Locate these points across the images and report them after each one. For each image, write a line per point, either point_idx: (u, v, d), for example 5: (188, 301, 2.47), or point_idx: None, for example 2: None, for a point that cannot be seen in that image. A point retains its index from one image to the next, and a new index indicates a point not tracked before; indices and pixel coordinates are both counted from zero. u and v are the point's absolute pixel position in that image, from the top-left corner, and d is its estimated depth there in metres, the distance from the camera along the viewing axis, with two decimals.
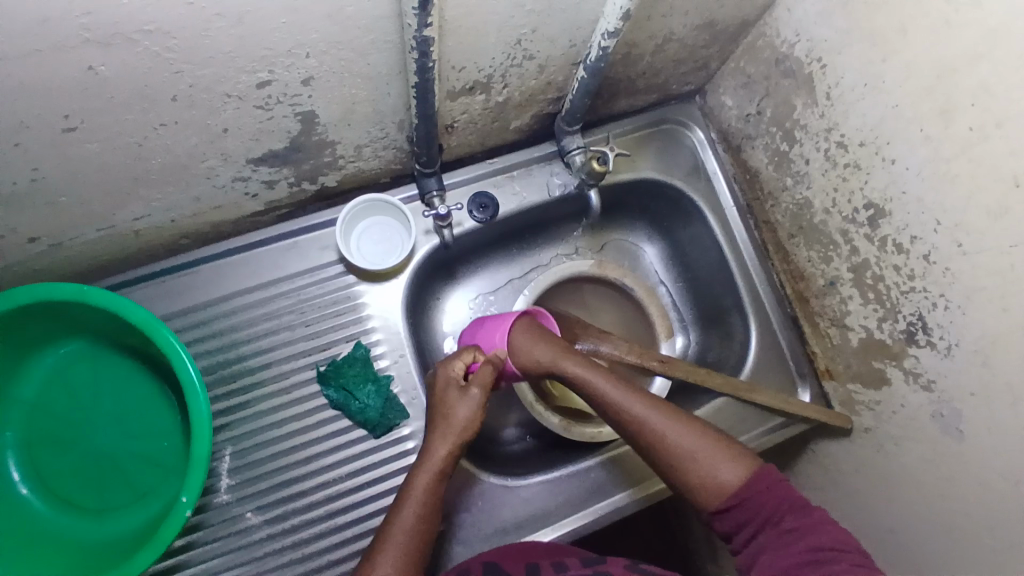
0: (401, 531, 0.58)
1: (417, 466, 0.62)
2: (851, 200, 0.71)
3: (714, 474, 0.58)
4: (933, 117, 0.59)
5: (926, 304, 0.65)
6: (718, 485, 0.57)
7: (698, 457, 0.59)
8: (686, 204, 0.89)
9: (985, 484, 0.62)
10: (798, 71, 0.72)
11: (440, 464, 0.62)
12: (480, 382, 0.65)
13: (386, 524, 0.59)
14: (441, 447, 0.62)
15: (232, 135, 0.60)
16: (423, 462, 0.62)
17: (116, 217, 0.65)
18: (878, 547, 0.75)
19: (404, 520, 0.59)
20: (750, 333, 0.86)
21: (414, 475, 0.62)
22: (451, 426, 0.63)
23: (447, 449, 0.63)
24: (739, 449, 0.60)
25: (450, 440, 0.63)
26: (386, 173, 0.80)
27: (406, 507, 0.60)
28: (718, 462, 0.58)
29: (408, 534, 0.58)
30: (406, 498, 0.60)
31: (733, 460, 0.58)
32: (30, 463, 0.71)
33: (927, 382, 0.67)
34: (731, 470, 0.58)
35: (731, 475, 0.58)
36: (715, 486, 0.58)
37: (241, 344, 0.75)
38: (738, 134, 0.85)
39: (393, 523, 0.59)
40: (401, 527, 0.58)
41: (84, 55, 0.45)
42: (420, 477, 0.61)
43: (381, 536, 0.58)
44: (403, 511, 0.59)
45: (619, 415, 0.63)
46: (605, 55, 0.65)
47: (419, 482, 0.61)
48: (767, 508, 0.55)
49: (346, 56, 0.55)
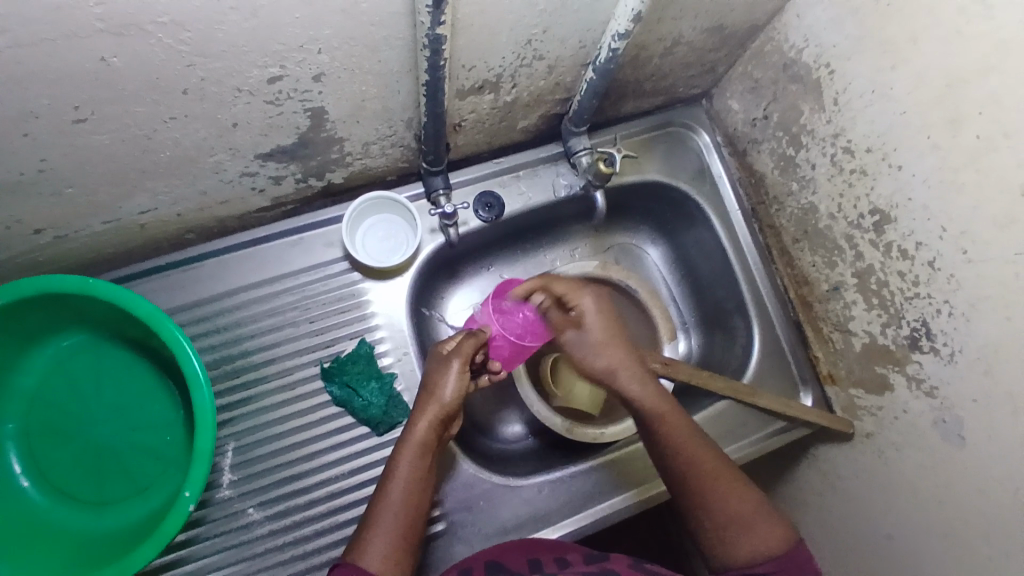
0: (391, 507, 0.57)
1: (403, 440, 0.61)
2: (857, 205, 0.71)
3: (739, 534, 0.57)
4: (941, 124, 0.59)
5: (930, 310, 0.65)
6: (739, 548, 0.56)
7: (729, 517, 0.58)
8: (691, 208, 0.90)
9: (985, 491, 0.62)
10: (806, 76, 0.72)
11: (423, 438, 0.61)
12: (461, 354, 0.65)
13: (376, 500, 0.59)
14: (425, 420, 0.62)
15: (241, 129, 0.60)
16: (410, 436, 0.61)
17: (122, 209, 0.65)
18: (877, 552, 0.75)
19: (390, 500, 0.58)
20: (752, 337, 0.86)
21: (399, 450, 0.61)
22: (435, 399, 0.63)
23: (428, 422, 0.62)
24: (769, 511, 0.59)
25: (433, 414, 0.62)
26: (392, 172, 0.80)
27: (394, 483, 0.59)
28: (746, 522, 0.57)
29: (398, 509, 0.57)
30: (394, 475, 0.59)
31: (764, 525, 0.57)
32: (30, 456, 0.71)
33: (929, 388, 0.67)
34: (768, 535, 0.57)
35: (759, 539, 0.56)
36: (743, 542, 0.56)
37: (245, 340, 0.75)
38: (745, 138, 0.85)
39: (384, 500, 0.58)
40: (392, 504, 0.58)
41: (97, 45, 0.45)
42: (405, 451, 0.60)
43: (371, 513, 0.58)
44: (392, 490, 0.58)
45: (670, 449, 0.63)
46: (614, 57, 0.65)
47: (405, 457, 0.60)
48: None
49: (358, 53, 0.55)
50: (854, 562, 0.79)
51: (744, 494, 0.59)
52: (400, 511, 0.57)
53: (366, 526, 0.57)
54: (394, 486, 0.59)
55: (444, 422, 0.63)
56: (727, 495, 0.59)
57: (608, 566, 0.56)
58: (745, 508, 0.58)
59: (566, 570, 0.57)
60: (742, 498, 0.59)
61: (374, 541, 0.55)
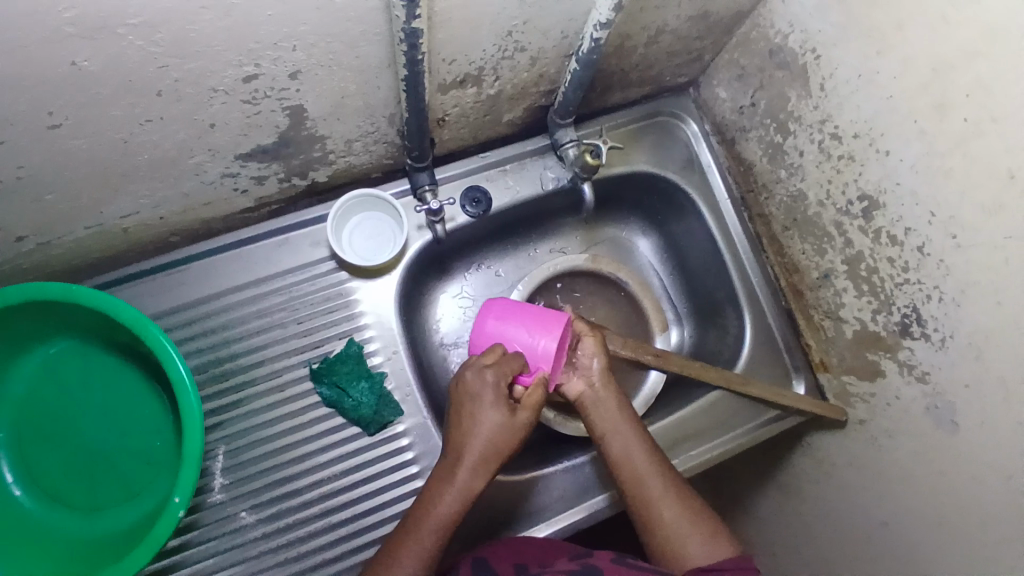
0: (417, 548, 0.59)
1: (441, 483, 0.62)
2: (845, 191, 0.71)
3: (687, 544, 0.60)
4: (928, 109, 0.59)
5: (921, 296, 0.65)
6: (686, 560, 0.59)
7: (677, 527, 0.61)
8: (680, 198, 0.89)
9: (979, 478, 0.62)
10: (792, 62, 0.71)
11: (465, 483, 0.61)
12: (530, 406, 0.64)
13: (400, 536, 0.60)
14: (467, 463, 0.62)
15: (220, 130, 0.59)
16: (447, 479, 0.62)
17: (104, 214, 0.64)
18: (872, 539, 0.76)
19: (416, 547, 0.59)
20: (744, 326, 0.86)
21: (436, 490, 0.62)
22: (478, 438, 0.62)
23: (473, 467, 0.62)
24: (719, 523, 0.62)
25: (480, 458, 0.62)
26: (377, 169, 0.79)
27: (424, 523, 0.60)
28: (693, 532, 0.60)
29: (423, 552, 0.59)
30: (425, 517, 0.60)
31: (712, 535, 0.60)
32: (22, 464, 0.70)
33: (921, 374, 0.67)
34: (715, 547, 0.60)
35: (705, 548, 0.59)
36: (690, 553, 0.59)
37: (233, 342, 0.74)
38: (733, 126, 0.84)
39: (409, 538, 0.60)
40: (418, 545, 0.59)
41: (68, 49, 0.44)
42: (443, 493, 0.61)
43: (393, 550, 0.59)
44: (422, 534, 0.59)
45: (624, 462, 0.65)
46: (597, 47, 0.64)
47: (441, 502, 0.61)
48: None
49: (335, 49, 0.54)
50: (849, 549, 0.79)
51: (688, 501, 0.63)
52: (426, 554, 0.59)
53: (385, 565, 0.58)
54: (426, 529, 0.60)
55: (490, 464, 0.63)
56: (677, 506, 0.62)
57: (592, 564, 0.56)
58: (693, 517, 0.61)
59: (549, 570, 0.57)
60: (692, 508, 0.62)
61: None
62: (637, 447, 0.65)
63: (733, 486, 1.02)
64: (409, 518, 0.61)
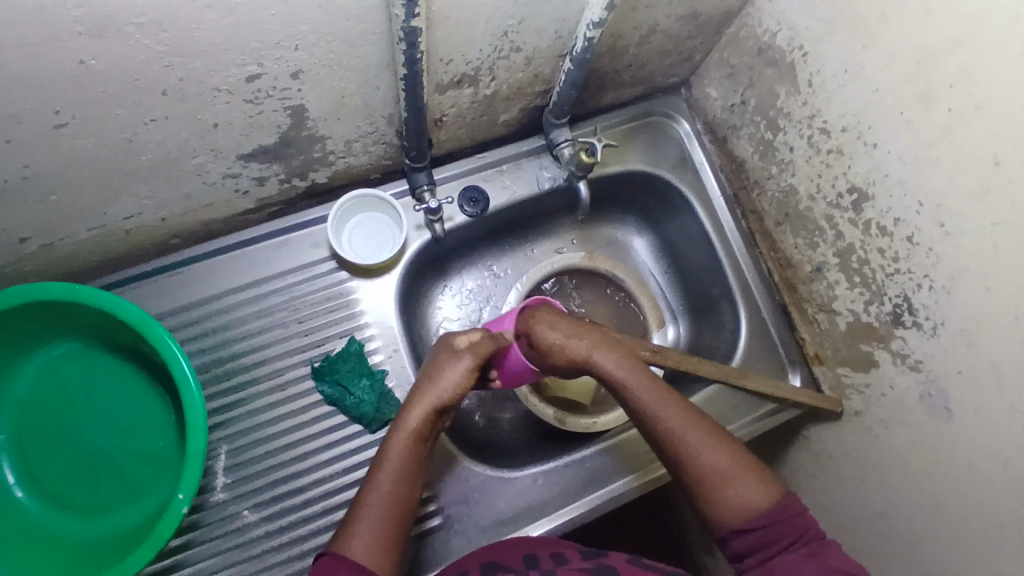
0: (381, 499, 0.56)
1: (397, 440, 0.59)
2: (835, 185, 0.72)
3: (729, 492, 0.56)
4: (913, 101, 0.60)
5: (911, 285, 0.66)
6: (727, 504, 0.56)
7: (716, 473, 0.57)
8: (675, 196, 0.91)
9: (973, 463, 0.63)
10: (780, 60, 0.73)
11: (415, 428, 0.60)
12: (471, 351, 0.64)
13: (363, 491, 0.58)
14: (417, 413, 0.60)
15: (222, 130, 0.60)
16: (401, 436, 0.59)
17: (107, 215, 0.65)
18: (870, 529, 0.76)
19: (380, 487, 0.57)
20: (739, 320, 0.87)
21: (388, 444, 0.59)
22: (434, 388, 0.62)
23: (422, 412, 0.61)
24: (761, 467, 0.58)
25: (427, 406, 0.61)
26: (376, 169, 0.81)
27: (382, 473, 0.58)
28: (737, 484, 0.56)
29: (386, 501, 0.56)
30: (387, 471, 0.58)
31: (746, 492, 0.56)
32: (24, 466, 0.71)
33: (914, 362, 0.68)
34: (754, 493, 0.56)
35: (741, 502, 0.55)
36: (732, 502, 0.56)
37: (234, 342, 0.75)
38: (724, 125, 0.86)
39: (370, 491, 0.57)
40: (382, 497, 0.57)
41: (75, 47, 0.45)
42: (395, 444, 0.59)
43: (360, 502, 0.57)
44: (382, 474, 0.58)
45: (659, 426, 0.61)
46: (591, 46, 0.66)
47: (394, 455, 0.59)
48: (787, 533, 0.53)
49: (336, 48, 0.56)
50: (849, 541, 0.79)
51: (731, 451, 0.58)
52: (391, 503, 0.57)
53: (354, 520, 0.56)
54: (385, 483, 0.57)
55: (439, 412, 0.62)
56: (714, 457, 0.58)
57: (608, 565, 0.55)
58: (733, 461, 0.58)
59: (564, 568, 0.56)
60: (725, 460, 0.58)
61: (361, 537, 0.54)
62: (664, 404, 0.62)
63: None
64: (371, 474, 0.58)
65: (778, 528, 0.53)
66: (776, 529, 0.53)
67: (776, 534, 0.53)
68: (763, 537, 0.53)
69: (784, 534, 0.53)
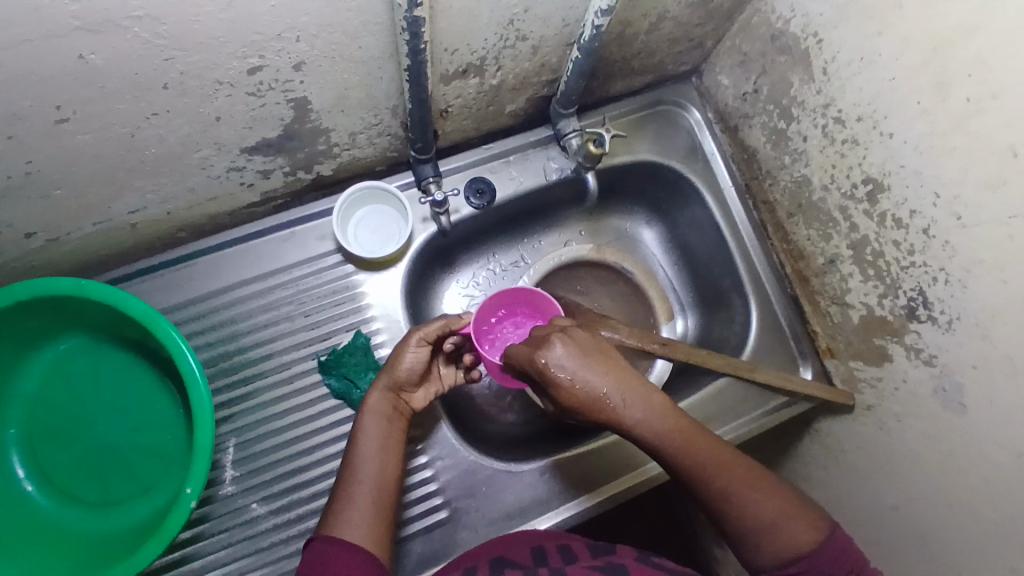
0: (362, 479, 0.59)
1: (362, 425, 0.63)
2: (849, 175, 0.71)
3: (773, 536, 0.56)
4: (929, 89, 0.58)
5: (927, 278, 0.64)
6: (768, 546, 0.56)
7: (762, 519, 0.57)
8: (685, 186, 0.89)
9: (987, 460, 0.62)
10: (794, 47, 0.71)
11: (378, 408, 0.64)
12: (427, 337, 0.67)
13: (342, 475, 0.60)
14: (376, 395, 0.65)
15: (225, 123, 0.59)
16: (366, 420, 0.63)
17: (112, 209, 0.64)
18: (882, 524, 0.75)
19: (357, 467, 0.60)
20: (750, 313, 0.86)
21: (357, 427, 0.63)
22: (390, 373, 0.66)
23: (381, 393, 0.65)
24: (806, 507, 0.59)
25: (386, 387, 0.65)
26: (382, 161, 0.80)
27: (357, 455, 0.61)
28: (781, 527, 0.57)
29: (363, 479, 0.59)
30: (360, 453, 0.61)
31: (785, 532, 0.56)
32: (34, 460, 0.71)
33: (928, 357, 0.67)
34: (799, 536, 0.56)
35: (785, 545, 0.56)
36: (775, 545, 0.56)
37: (241, 336, 0.75)
38: (735, 113, 0.84)
39: (348, 473, 0.60)
40: (363, 477, 0.59)
41: (74, 43, 0.44)
42: (364, 426, 0.63)
43: (341, 489, 0.59)
44: (357, 456, 0.61)
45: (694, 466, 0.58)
46: (598, 34, 0.64)
47: (364, 439, 0.62)
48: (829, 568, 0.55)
49: (338, 39, 0.55)
50: (860, 536, 0.79)
51: (772, 493, 0.58)
52: (369, 479, 0.59)
53: (337, 504, 0.58)
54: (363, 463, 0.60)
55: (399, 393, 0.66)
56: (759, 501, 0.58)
57: (617, 563, 0.54)
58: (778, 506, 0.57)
59: (573, 566, 0.55)
60: (769, 501, 0.58)
61: (346, 517, 0.57)
62: (705, 447, 0.58)
63: None
64: (346, 458, 0.62)
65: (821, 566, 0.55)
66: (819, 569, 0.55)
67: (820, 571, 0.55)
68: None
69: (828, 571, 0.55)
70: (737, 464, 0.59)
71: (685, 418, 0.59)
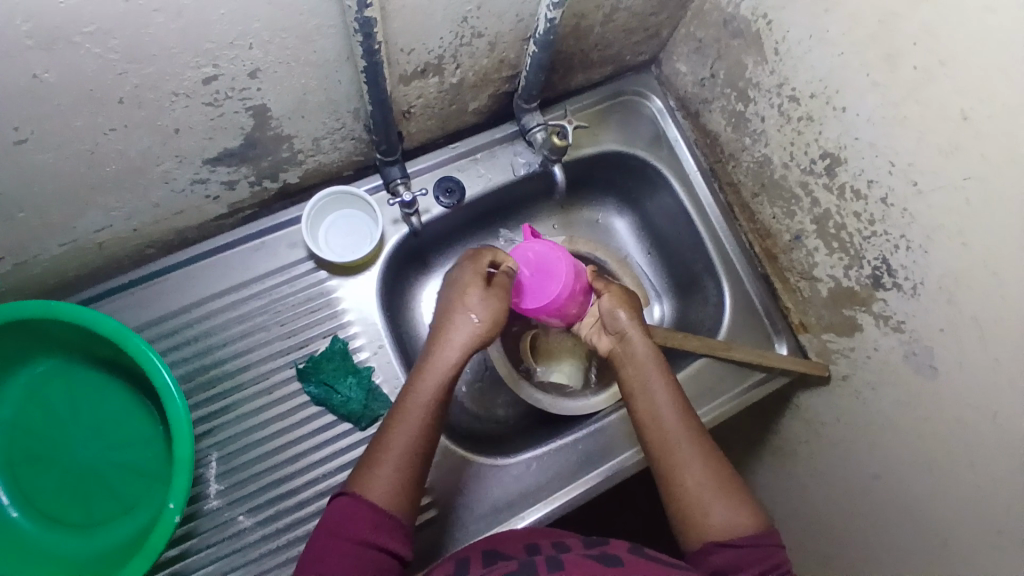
0: (404, 433, 0.59)
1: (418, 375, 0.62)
2: (808, 151, 0.72)
3: (714, 514, 0.59)
4: (879, 61, 0.60)
5: (888, 247, 0.66)
6: (707, 523, 0.59)
7: (707, 494, 0.60)
8: (652, 174, 0.90)
9: (962, 419, 0.63)
10: (745, 30, 0.73)
11: (449, 369, 0.62)
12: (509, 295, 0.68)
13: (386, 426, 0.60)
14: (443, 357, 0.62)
15: (185, 135, 0.59)
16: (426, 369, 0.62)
17: (77, 229, 0.64)
18: (865, 492, 0.77)
19: (406, 422, 0.60)
20: (723, 295, 0.87)
21: (419, 380, 0.62)
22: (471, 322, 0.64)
23: (456, 352, 0.63)
24: (749, 498, 0.60)
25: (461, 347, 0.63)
26: (349, 166, 0.80)
27: (409, 407, 0.60)
28: (724, 504, 0.59)
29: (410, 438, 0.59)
30: (400, 422, 0.60)
31: (743, 510, 0.59)
32: (16, 486, 0.70)
33: (896, 324, 0.68)
34: (743, 519, 0.58)
35: (729, 523, 0.58)
36: (714, 523, 0.58)
37: (217, 349, 0.74)
38: (696, 99, 0.86)
39: (397, 424, 0.60)
40: (399, 440, 0.59)
41: (26, 61, 0.44)
42: (425, 375, 0.62)
43: (383, 439, 0.59)
44: (410, 409, 0.60)
45: (659, 428, 0.64)
46: (553, 27, 0.65)
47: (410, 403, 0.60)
48: (761, 554, 0.56)
49: (291, 44, 0.55)
50: (847, 505, 0.80)
51: (724, 473, 0.61)
52: (411, 439, 0.59)
53: (374, 460, 0.58)
54: (397, 432, 0.59)
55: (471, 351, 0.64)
56: (709, 478, 0.61)
57: (610, 552, 0.55)
58: (724, 489, 0.60)
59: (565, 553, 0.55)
60: (719, 483, 0.60)
61: (377, 478, 0.57)
62: (673, 417, 0.65)
63: (731, 454, 1.04)
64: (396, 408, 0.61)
65: (760, 552, 0.56)
66: (759, 552, 0.56)
67: (759, 555, 0.56)
68: (743, 555, 0.56)
69: (764, 557, 0.56)
70: (701, 444, 0.63)
71: (663, 378, 0.67)
